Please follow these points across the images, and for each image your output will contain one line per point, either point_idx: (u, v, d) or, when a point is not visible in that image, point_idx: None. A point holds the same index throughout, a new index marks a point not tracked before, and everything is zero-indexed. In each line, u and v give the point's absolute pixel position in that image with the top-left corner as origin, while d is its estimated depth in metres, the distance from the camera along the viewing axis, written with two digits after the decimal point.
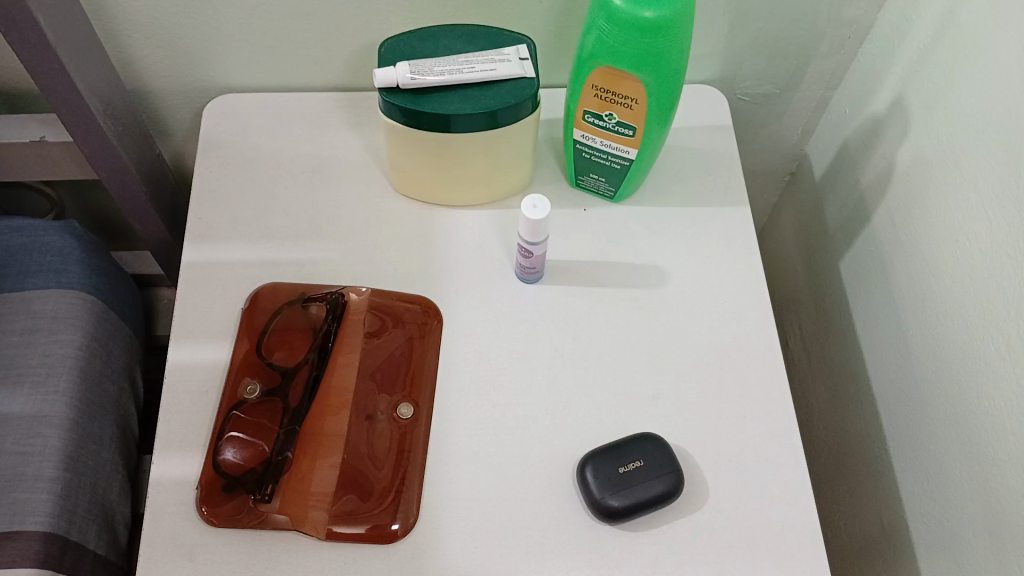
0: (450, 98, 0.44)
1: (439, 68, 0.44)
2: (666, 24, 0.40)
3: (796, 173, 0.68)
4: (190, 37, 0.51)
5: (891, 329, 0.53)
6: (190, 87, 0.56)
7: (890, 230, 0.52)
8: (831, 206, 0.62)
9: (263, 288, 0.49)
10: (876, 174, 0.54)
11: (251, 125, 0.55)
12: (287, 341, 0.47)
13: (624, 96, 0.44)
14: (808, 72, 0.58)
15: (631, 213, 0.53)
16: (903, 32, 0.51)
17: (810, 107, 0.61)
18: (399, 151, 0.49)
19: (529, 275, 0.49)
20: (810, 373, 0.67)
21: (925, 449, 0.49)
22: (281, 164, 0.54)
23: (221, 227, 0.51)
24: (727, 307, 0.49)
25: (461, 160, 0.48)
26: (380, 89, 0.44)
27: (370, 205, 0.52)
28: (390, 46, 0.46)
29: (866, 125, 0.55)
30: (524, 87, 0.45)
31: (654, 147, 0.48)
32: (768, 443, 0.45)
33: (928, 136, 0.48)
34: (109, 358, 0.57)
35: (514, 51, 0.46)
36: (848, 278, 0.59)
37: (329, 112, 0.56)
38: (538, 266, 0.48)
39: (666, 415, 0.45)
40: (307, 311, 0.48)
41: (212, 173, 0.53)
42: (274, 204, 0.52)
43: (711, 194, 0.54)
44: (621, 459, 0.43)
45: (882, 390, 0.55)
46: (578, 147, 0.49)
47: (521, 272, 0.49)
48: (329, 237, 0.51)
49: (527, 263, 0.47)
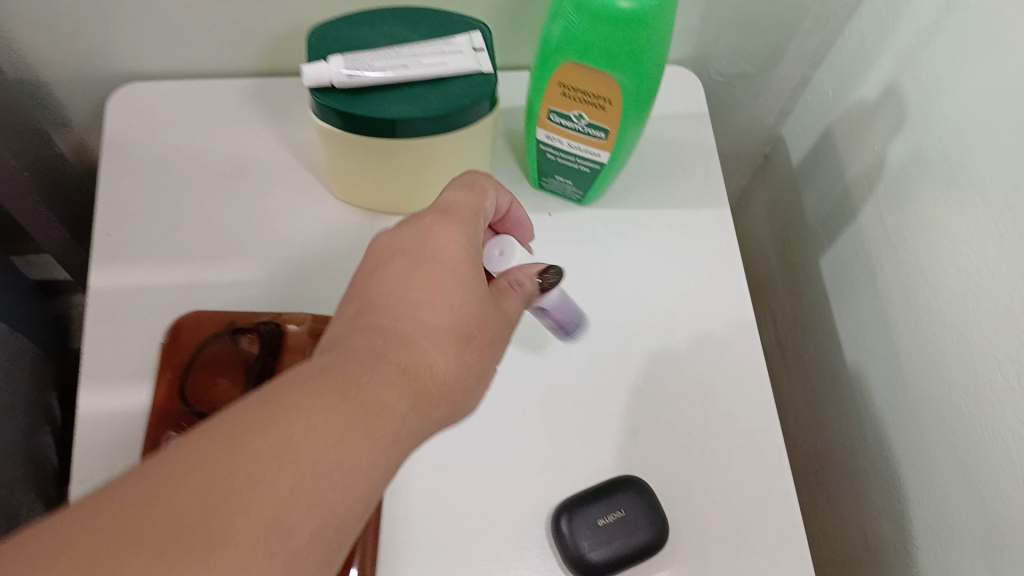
0: (394, 98, 0.38)
1: (379, 62, 0.38)
2: (645, 17, 0.34)
3: (769, 155, 0.64)
4: (83, 18, 0.43)
5: (877, 336, 0.49)
6: (90, 76, 0.48)
7: (878, 229, 0.48)
8: (809, 196, 0.57)
9: (186, 317, 0.42)
10: (864, 167, 0.49)
11: (164, 120, 0.48)
12: (215, 381, 0.40)
13: (596, 96, 0.39)
14: (789, 51, 0.53)
15: (599, 218, 0.48)
16: (898, 10, 0.46)
17: (789, 87, 0.56)
18: (337, 157, 0.42)
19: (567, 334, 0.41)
20: (785, 368, 0.64)
21: (912, 467, 0.45)
22: (200, 166, 0.47)
23: (132, 243, 0.44)
24: (710, 322, 0.45)
25: (406, 165, 0.42)
26: (310, 89, 0.38)
27: (306, 213, 0.46)
28: (321, 35, 0.39)
29: (853, 112, 0.50)
30: (480, 83, 0.39)
31: (629, 149, 0.42)
32: (753, 479, 0.41)
33: (927, 128, 0.43)
34: (14, 389, 0.51)
35: (467, 40, 0.39)
36: (829, 275, 0.55)
37: (258, 103, 0.49)
38: (571, 321, 0.40)
39: (646, 452, 0.41)
40: (237, 344, 0.41)
41: (119, 179, 0.46)
42: (194, 214, 0.45)
43: (686, 192, 0.49)
44: (599, 509, 0.38)
45: (864, 397, 0.51)
46: (541, 148, 0.44)
47: (560, 333, 0.41)
48: (260, 254, 0.45)
49: (558, 320, 0.40)
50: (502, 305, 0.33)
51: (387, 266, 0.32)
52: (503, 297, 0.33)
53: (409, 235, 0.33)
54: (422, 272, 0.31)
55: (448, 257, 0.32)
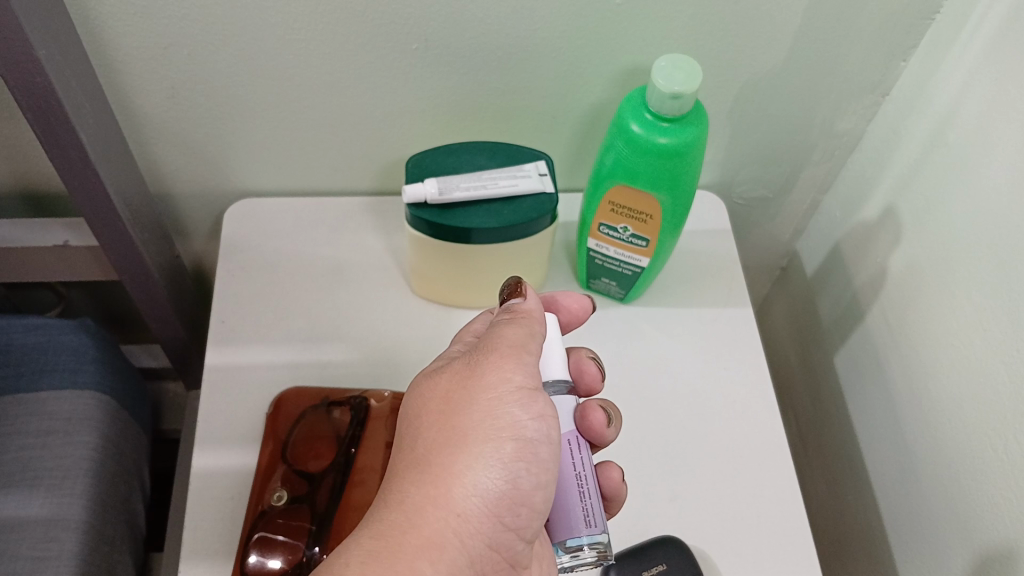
0: (476, 212, 0.47)
1: (464, 184, 0.47)
2: (680, 150, 0.43)
3: (787, 268, 0.72)
4: (215, 145, 0.53)
5: (886, 424, 0.55)
6: (213, 192, 0.57)
7: (883, 330, 0.55)
8: (823, 302, 0.65)
9: (287, 392, 0.49)
10: (869, 277, 0.57)
11: (272, 229, 0.57)
12: (313, 448, 0.47)
13: (639, 211, 0.47)
14: (801, 179, 0.62)
15: (641, 313, 0.56)
16: (892, 146, 0.54)
17: (802, 209, 0.65)
18: (422, 260, 0.51)
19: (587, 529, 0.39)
20: (806, 460, 0.69)
21: (919, 541, 0.51)
22: (301, 268, 0.56)
23: (245, 331, 0.53)
24: (738, 407, 0.52)
25: (480, 267, 0.50)
26: (409, 204, 0.47)
27: (390, 309, 0.54)
28: (417, 162, 0.48)
29: (857, 230, 0.59)
30: (545, 201, 0.47)
31: (665, 255, 0.51)
32: (780, 542, 0.47)
33: (920, 244, 0.51)
34: (121, 457, 0.57)
35: (534, 167, 0.48)
36: (843, 372, 0.62)
37: (350, 216, 0.58)
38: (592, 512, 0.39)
39: (684, 517, 0.47)
40: (331, 416, 0.48)
41: (234, 277, 0.55)
42: (295, 307, 0.54)
43: (714, 295, 0.57)
44: (645, 563, 0.45)
45: (877, 481, 0.57)
46: (591, 254, 0.52)
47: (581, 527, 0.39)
48: (352, 342, 0.53)
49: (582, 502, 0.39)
50: (476, 360, 0.38)
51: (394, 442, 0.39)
52: (483, 344, 0.38)
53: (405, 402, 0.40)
54: (404, 430, 0.38)
55: (418, 397, 0.39)
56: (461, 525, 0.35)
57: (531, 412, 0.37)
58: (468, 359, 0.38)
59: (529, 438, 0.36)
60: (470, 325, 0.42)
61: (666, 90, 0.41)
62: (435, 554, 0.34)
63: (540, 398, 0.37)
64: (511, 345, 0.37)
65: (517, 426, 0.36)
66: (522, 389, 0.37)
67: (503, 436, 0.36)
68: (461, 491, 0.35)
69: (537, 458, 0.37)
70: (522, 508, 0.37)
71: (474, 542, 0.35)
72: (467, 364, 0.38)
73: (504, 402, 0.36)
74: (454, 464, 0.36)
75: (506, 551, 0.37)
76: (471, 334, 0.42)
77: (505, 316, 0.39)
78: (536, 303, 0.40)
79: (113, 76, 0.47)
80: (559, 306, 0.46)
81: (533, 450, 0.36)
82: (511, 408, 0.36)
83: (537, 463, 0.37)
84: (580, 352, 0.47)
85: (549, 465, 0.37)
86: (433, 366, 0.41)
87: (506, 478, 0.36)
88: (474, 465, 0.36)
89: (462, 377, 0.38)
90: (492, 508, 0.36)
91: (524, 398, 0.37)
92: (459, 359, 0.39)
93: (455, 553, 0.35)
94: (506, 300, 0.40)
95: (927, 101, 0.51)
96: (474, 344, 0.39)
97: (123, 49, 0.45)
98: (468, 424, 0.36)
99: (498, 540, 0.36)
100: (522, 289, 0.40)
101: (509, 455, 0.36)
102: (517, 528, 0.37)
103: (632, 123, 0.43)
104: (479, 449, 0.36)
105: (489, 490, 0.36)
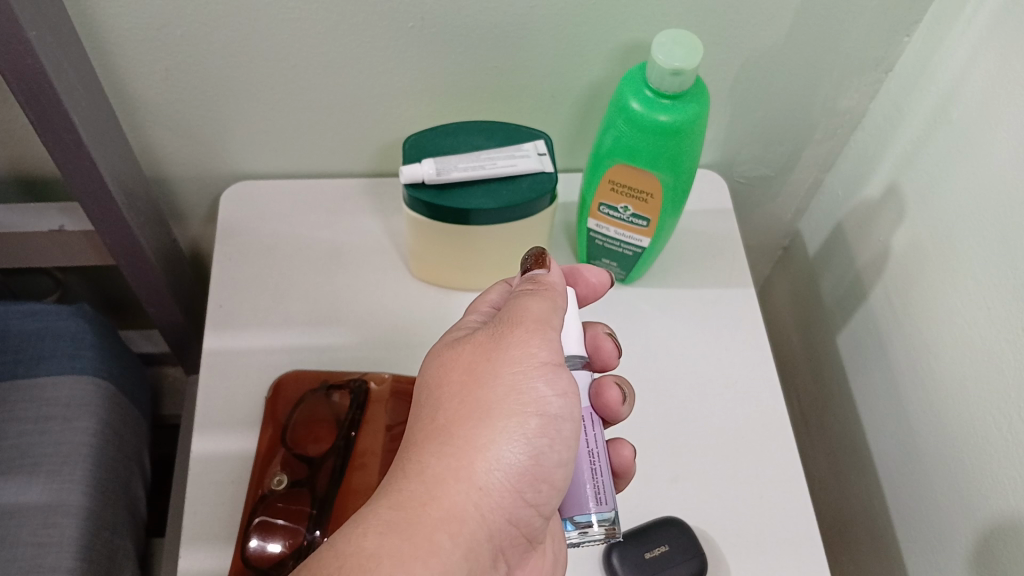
0: (473, 193, 0.46)
1: (462, 165, 0.46)
2: (682, 127, 0.42)
3: (789, 247, 0.71)
4: (210, 127, 0.52)
5: (889, 403, 0.55)
6: (209, 175, 0.57)
7: (886, 308, 0.55)
8: (826, 282, 0.64)
9: (285, 376, 0.49)
10: (872, 256, 0.56)
11: (269, 212, 0.56)
12: (312, 432, 0.47)
13: (641, 191, 0.47)
14: (803, 157, 0.61)
15: (642, 294, 0.55)
16: (895, 123, 0.54)
17: (804, 188, 0.64)
18: (420, 241, 0.50)
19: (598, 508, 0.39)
20: (808, 440, 0.69)
21: (922, 518, 0.50)
22: (299, 251, 0.55)
23: (243, 315, 0.52)
24: (740, 388, 0.51)
25: (478, 249, 0.50)
26: (406, 184, 0.46)
27: (388, 292, 0.54)
28: (414, 143, 0.48)
29: (860, 209, 0.58)
30: (544, 181, 0.47)
31: (666, 235, 0.50)
32: (783, 523, 0.46)
33: (924, 222, 0.50)
34: (121, 442, 0.57)
35: (533, 147, 0.48)
36: (845, 352, 0.61)
37: (347, 198, 0.58)
38: (603, 491, 0.39)
39: (686, 498, 0.47)
40: (330, 400, 0.48)
41: (232, 261, 0.54)
42: (294, 290, 0.53)
43: (716, 275, 0.56)
44: (646, 544, 0.45)
45: (880, 460, 0.56)
46: (591, 235, 0.52)
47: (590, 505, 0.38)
48: (351, 324, 0.52)
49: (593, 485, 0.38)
50: (500, 333, 0.37)
51: (412, 408, 0.38)
52: (507, 317, 0.37)
53: (423, 368, 0.39)
54: (424, 396, 0.38)
55: (439, 365, 0.38)
56: (482, 499, 0.35)
57: (556, 388, 0.36)
58: (491, 332, 0.38)
59: (552, 414, 0.36)
60: (487, 295, 0.41)
61: (666, 66, 0.40)
62: (456, 526, 0.34)
63: (564, 373, 0.37)
64: (535, 320, 0.37)
65: (541, 401, 0.36)
66: (546, 365, 0.36)
67: (528, 411, 0.36)
68: (484, 464, 0.35)
69: (559, 435, 0.36)
70: (542, 484, 0.36)
71: (493, 515, 0.35)
72: (490, 336, 0.37)
73: (528, 377, 0.36)
74: (477, 437, 0.35)
75: (524, 526, 0.37)
76: (487, 306, 0.41)
77: (527, 289, 0.38)
78: (559, 277, 0.39)
79: (106, 58, 0.46)
80: (578, 278, 0.45)
81: (555, 426, 0.36)
82: (536, 382, 0.36)
83: (560, 440, 0.36)
84: (597, 328, 0.46)
85: (570, 442, 0.37)
86: (453, 334, 0.40)
87: (528, 454, 0.36)
88: (497, 438, 0.35)
89: (485, 349, 0.37)
90: (514, 483, 0.36)
91: (549, 374, 0.36)
92: (482, 330, 0.38)
93: (474, 527, 0.35)
94: (528, 271, 0.40)
95: (930, 77, 0.50)
96: (496, 316, 0.39)
97: (116, 30, 0.44)
98: (491, 397, 0.36)
99: (518, 515, 0.36)
100: (546, 259, 0.40)
101: (533, 430, 0.36)
102: (536, 504, 0.37)
103: (632, 101, 0.43)
104: (503, 423, 0.36)
105: (511, 465, 0.35)
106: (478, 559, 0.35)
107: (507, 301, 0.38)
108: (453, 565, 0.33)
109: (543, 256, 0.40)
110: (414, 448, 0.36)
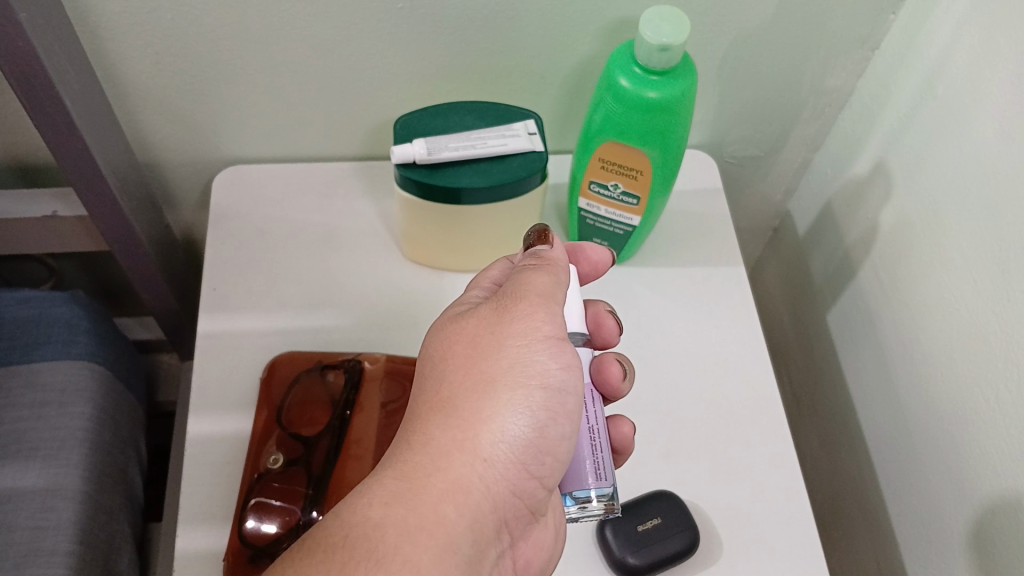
0: (464, 172, 0.46)
1: (453, 144, 0.47)
2: (672, 104, 0.43)
3: (779, 228, 0.72)
4: (201, 112, 0.53)
5: (878, 377, 0.55)
6: (202, 160, 0.57)
7: (875, 284, 0.55)
8: (816, 262, 0.65)
9: (279, 357, 0.50)
10: (860, 233, 0.57)
11: (262, 197, 0.57)
12: (308, 413, 0.47)
13: (631, 169, 0.47)
14: (792, 137, 0.62)
15: (633, 274, 0.56)
16: (881, 101, 0.54)
17: (793, 168, 0.65)
18: (411, 224, 0.51)
19: (599, 484, 0.39)
20: (800, 418, 0.70)
21: (912, 488, 0.51)
22: (292, 234, 0.56)
23: (236, 298, 0.53)
24: (730, 364, 0.52)
25: (470, 230, 0.50)
26: (397, 164, 0.46)
27: (381, 274, 0.54)
28: (404, 123, 0.48)
29: (849, 187, 0.59)
30: (535, 160, 0.47)
31: (657, 214, 0.51)
32: (775, 495, 0.47)
33: (910, 199, 0.51)
34: (117, 426, 0.57)
35: (523, 126, 0.48)
36: (835, 329, 0.62)
37: (339, 181, 0.58)
38: (605, 471, 0.39)
39: (677, 473, 0.48)
40: (325, 380, 0.48)
41: (226, 245, 0.55)
42: (287, 273, 0.54)
43: (706, 254, 0.57)
44: (639, 518, 0.45)
45: (871, 434, 0.57)
46: (582, 214, 0.52)
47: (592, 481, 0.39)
48: (344, 306, 0.53)
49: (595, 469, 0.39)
50: (504, 307, 0.37)
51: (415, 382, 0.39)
52: (510, 292, 0.38)
53: (425, 343, 0.40)
54: (427, 371, 0.38)
55: (441, 339, 0.38)
56: (487, 470, 0.35)
57: (560, 361, 0.37)
58: (494, 306, 0.38)
59: (556, 387, 0.37)
60: (488, 272, 0.42)
61: (655, 43, 0.40)
62: (461, 497, 0.34)
63: (568, 347, 0.37)
64: (539, 294, 0.37)
65: (544, 373, 0.36)
66: (550, 338, 0.37)
67: (532, 383, 0.36)
68: (489, 436, 0.35)
69: (563, 408, 0.37)
70: (546, 457, 0.37)
71: (497, 487, 0.36)
72: (495, 310, 0.38)
73: (533, 350, 0.36)
74: (482, 409, 0.36)
75: (527, 498, 0.37)
76: (488, 282, 0.41)
77: (530, 264, 0.39)
78: (562, 253, 0.40)
79: (97, 42, 0.46)
80: (580, 256, 0.45)
81: (559, 399, 0.37)
82: (540, 355, 0.36)
83: (563, 412, 0.37)
84: (598, 306, 0.47)
85: (573, 415, 0.38)
86: (455, 310, 0.40)
87: (532, 427, 0.36)
88: (501, 411, 0.36)
89: (489, 323, 0.37)
90: (519, 455, 0.36)
91: (553, 347, 0.37)
92: (485, 304, 0.38)
93: (479, 498, 0.35)
94: (531, 247, 0.40)
95: (916, 54, 0.50)
96: (498, 292, 0.39)
97: (106, 14, 0.45)
98: (495, 370, 0.36)
99: (522, 487, 0.37)
100: (549, 236, 0.40)
101: (537, 402, 0.36)
102: (540, 476, 0.37)
103: (621, 78, 0.43)
104: (507, 395, 0.36)
105: (516, 437, 0.36)
106: (481, 531, 0.35)
107: (510, 277, 0.39)
108: (457, 535, 0.34)
109: (546, 234, 0.40)
110: (418, 421, 0.36)
